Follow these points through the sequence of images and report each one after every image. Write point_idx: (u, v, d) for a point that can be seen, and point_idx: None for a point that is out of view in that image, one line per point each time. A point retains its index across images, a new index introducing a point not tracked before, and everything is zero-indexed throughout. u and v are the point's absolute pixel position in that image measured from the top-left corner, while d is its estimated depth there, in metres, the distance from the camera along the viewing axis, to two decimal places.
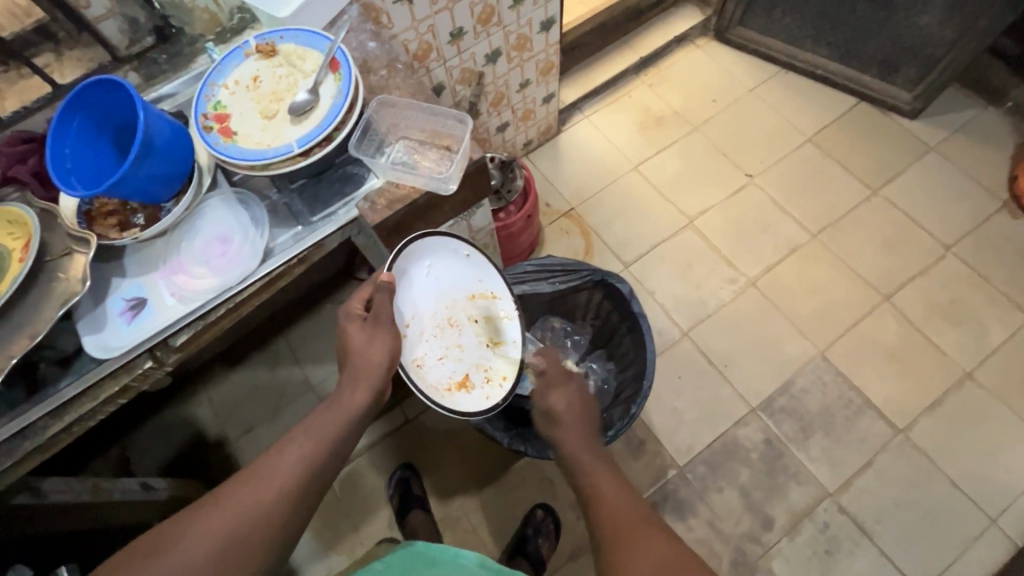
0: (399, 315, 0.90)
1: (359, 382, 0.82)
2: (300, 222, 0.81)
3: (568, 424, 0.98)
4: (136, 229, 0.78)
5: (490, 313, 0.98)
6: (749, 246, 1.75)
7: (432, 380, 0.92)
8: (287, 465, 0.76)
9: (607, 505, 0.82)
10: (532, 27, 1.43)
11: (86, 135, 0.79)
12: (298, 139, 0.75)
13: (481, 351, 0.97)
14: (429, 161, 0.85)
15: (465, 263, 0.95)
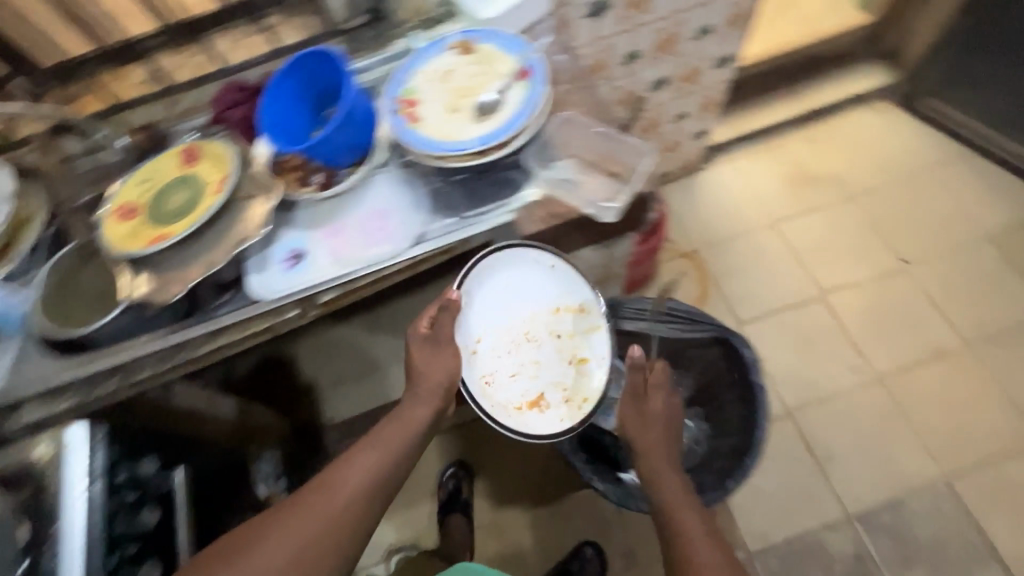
0: (464, 335, 0.88)
1: (426, 398, 0.83)
2: (454, 215, 0.84)
3: (650, 443, 0.89)
4: (313, 188, 0.85)
5: (577, 327, 0.91)
6: (885, 337, 1.57)
7: (502, 399, 0.88)
8: (369, 466, 0.75)
9: (680, 540, 0.75)
10: (707, 61, 1.37)
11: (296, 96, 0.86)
12: (478, 138, 0.77)
13: (562, 369, 0.90)
14: (593, 183, 0.85)
15: (548, 277, 0.90)
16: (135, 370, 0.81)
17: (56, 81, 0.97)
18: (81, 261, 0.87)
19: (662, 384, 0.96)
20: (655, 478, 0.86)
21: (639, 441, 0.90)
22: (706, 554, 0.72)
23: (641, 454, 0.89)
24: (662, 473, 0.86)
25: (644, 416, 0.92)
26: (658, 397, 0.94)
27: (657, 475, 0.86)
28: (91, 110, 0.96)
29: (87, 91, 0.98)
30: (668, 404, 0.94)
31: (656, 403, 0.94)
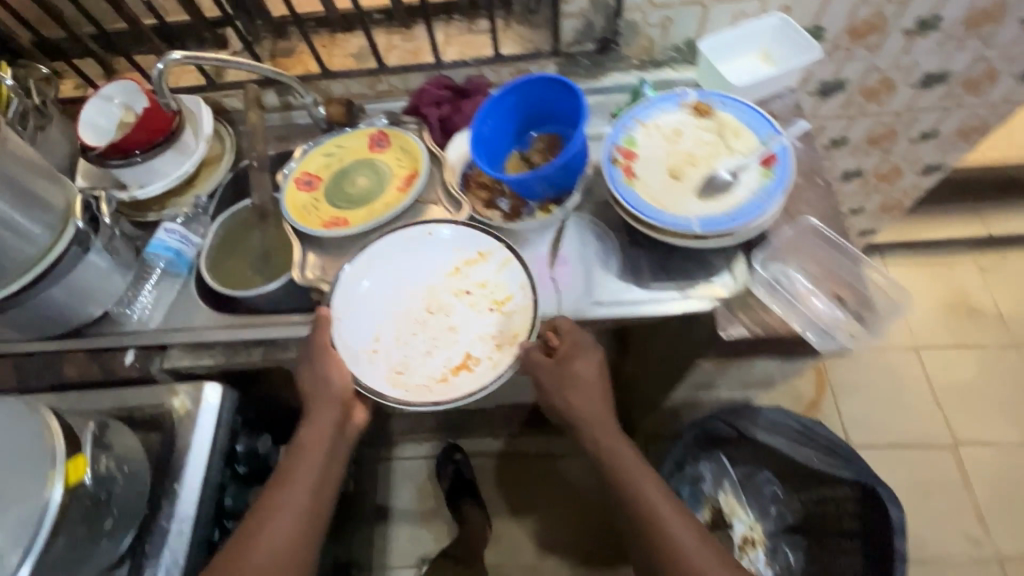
0: (357, 336, 0.75)
1: (323, 417, 0.71)
2: (637, 282, 0.76)
3: (591, 420, 0.72)
4: (499, 214, 0.80)
5: (488, 275, 0.77)
6: (1016, 515, 1.38)
7: (421, 378, 0.74)
8: (291, 512, 0.67)
9: (652, 523, 0.67)
10: (914, 165, 1.23)
11: (512, 114, 0.81)
12: (700, 218, 0.69)
13: (477, 322, 0.76)
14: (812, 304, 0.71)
15: (428, 243, 0.79)
16: (280, 348, 0.78)
17: (273, 33, 0.97)
18: (255, 223, 0.88)
19: (578, 336, 0.72)
20: (610, 456, 0.72)
21: (580, 416, 0.72)
22: (688, 537, 0.66)
23: (585, 428, 0.73)
24: (610, 441, 0.72)
25: (575, 387, 0.71)
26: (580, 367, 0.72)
27: (613, 455, 0.72)
28: (297, 70, 0.95)
29: (297, 50, 0.97)
30: (593, 364, 0.72)
31: (583, 367, 0.72)
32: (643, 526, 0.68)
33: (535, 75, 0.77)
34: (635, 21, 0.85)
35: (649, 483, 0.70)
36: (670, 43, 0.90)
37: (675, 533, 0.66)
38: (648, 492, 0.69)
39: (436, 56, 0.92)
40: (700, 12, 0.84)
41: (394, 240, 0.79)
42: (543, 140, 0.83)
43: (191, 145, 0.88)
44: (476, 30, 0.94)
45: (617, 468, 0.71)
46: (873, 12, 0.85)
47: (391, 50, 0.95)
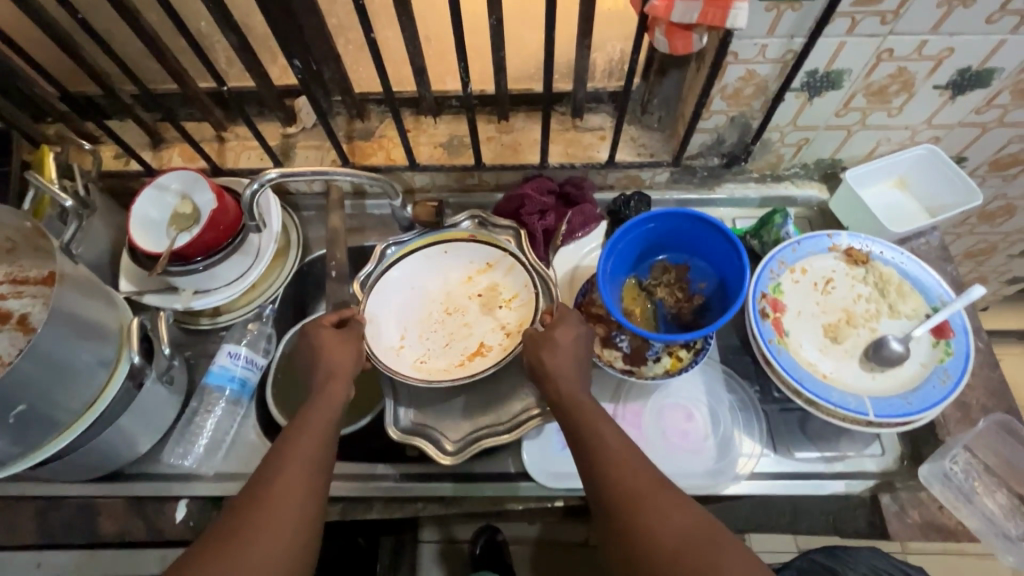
0: (383, 334, 0.72)
1: (334, 371, 0.61)
2: (775, 448, 0.67)
3: (561, 379, 0.59)
4: (619, 357, 0.70)
5: (497, 280, 0.76)
6: None
7: (440, 369, 0.70)
8: (303, 459, 0.54)
9: (627, 497, 0.51)
10: (1001, 276, 1.18)
11: (645, 237, 0.72)
12: (873, 400, 0.61)
13: (491, 319, 0.74)
14: (995, 503, 0.63)
15: (443, 255, 0.78)
16: (363, 508, 0.69)
17: (351, 112, 0.85)
18: None
19: (570, 309, 0.65)
20: (579, 421, 0.56)
21: (553, 376, 0.59)
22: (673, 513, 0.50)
23: (549, 386, 0.59)
24: (579, 393, 0.58)
25: (552, 347, 0.61)
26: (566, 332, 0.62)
27: (581, 418, 0.56)
28: (378, 158, 0.84)
29: (378, 132, 0.86)
30: (579, 334, 0.62)
31: (565, 334, 0.62)
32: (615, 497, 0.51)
33: (679, 210, 0.69)
34: (771, 140, 0.77)
35: (624, 448, 0.54)
36: (799, 161, 0.81)
37: (660, 508, 0.50)
38: (624, 457, 0.53)
39: (540, 157, 0.82)
40: (844, 136, 0.76)
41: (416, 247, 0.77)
42: (672, 270, 0.74)
43: (258, 245, 0.75)
44: (583, 127, 0.84)
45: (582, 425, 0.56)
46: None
47: (487, 142, 0.84)
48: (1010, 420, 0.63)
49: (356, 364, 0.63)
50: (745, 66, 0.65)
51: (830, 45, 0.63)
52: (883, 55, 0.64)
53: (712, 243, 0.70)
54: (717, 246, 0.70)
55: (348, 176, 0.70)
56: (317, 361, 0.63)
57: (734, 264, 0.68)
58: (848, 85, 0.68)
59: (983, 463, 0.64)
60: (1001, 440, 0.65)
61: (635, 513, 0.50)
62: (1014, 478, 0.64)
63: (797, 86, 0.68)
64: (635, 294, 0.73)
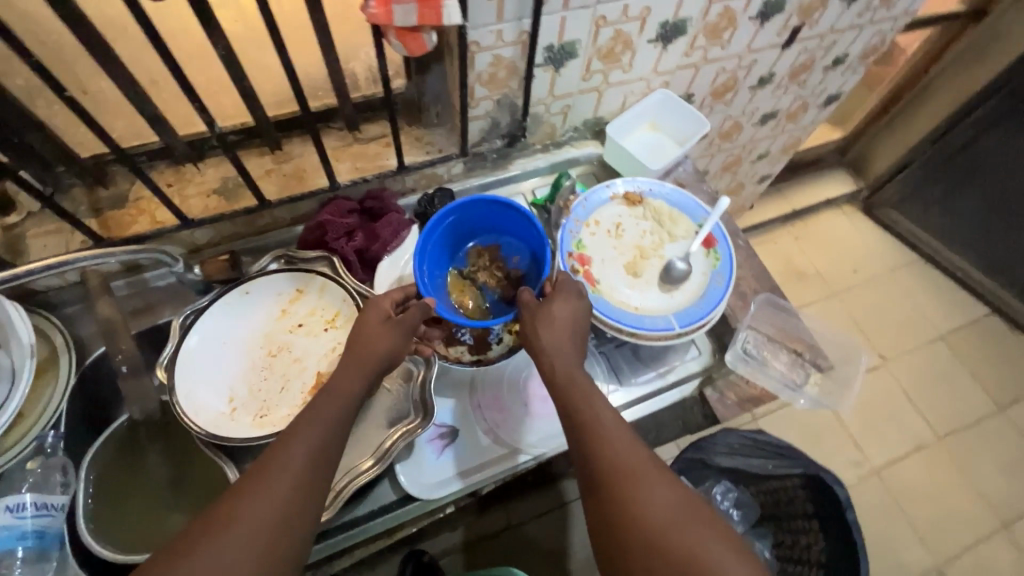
0: (209, 407, 0.64)
1: (356, 359, 0.58)
2: (619, 381, 0.75)
3: (549, 341, 0.61)
4: (465, 349, 0.72)
5: (314, 305, 0.73)
6: (880, 432, 1.71)
7: (288, 413, 0.65)
8: (309, 448, 0.51)
9: (621, 478, 0.51)
10: (752, 178, 1.44)
11: (450, 232, 0.74)
12: (675, 315, 0.71)
13: (321, 344, 0.70)
14: (781, 363, 0.79)
15: (249, 300, 0.72)
16: None
17: (89, 180, 0.73)
18: (149, 438, 0.66)
19: (569, 287, 0.66)
20: (574, 400, 0.58)
21: (546, 345, 0.61)
22: (665, 495, 0.50)
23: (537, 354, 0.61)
24: (570, 364, 0.60)
25: (553, 319, 0.62)
26: (563, 303, 0.64)
27: (576, 396, 0.58)
28: (141, 225, 0.73)
29: (132, 196, 0.75)
30: (577, 309, 0.64)
31: (564, 308, 0.64)
32: (605, 477, 0.52)
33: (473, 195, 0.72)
34: (539, 112, 0.83)
35: (620, 433, 0.55)
36: (570, 126, 0.90)
37: (654, 491, 0.50)
38: (619, 444, 0.54)
39: (329, 178, 0.78)
40: (596, 96, 0.85)
41: (219, 301, 0.70)
42: (485, 253, 0.77)
43: (11, 365, 0.59)
44: (366, 139, 0.82)
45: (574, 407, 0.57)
46: (728, 77, 0.96)
47: (267, 177, 0.78)
48: (773, 297, 0.79)
49: (387, 353, 0.60)
50: (491, 52, 0.69)
51: (554, 21, 0.68)
52: (599, 22, 0.72)
53: (508, 219, 0.74)
54: (513, 221, 0.74)
55: (97, 258, 0.59)
56: (352, 347, 0.59)
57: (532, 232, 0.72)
58: (582, 52, 0.76)
59: (763, 335, 0.80)
60: (771, 314, 0.80)
61: (624, 497, 0.50)
62: (786, 339, 0.81)
63: (541, 61, 0.73)
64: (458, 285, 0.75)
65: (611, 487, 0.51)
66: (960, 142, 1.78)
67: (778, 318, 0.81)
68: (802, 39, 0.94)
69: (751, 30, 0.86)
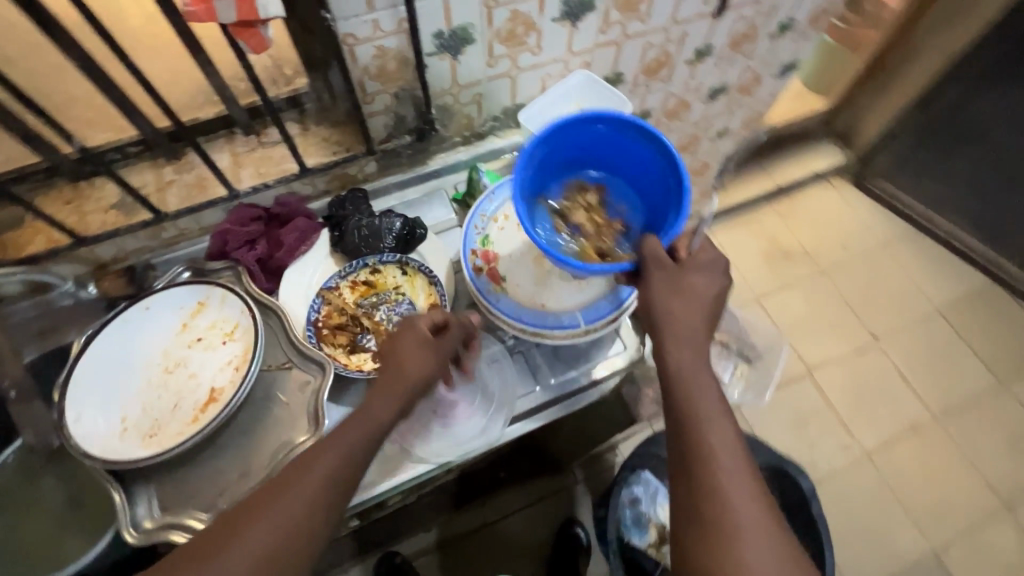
0: (96, 429, 0.62)
1: (395, 382, 0.56)
2: (537, 381, 0.72)
3: (675, 315, 0.57)
4: (368, 355, 0.70)
5: (214, 317, 0.70)
6: (871, 414, 1.64)
7: (177, 432, 0.63)
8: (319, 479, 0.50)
9: (724, 521, 0.49)
10: (717, 157, 1.38)
11: (555, 152, 0.67)
12: (582, 310, 0.68)
13: (217, 358, 0.68)
14: None
15: (150, 316, 0.70)
16: None
17: None
18: (42, 464, 0.65)
19: (715, 257, 0.60)
20: (696, 411, 0.54)
21: (671, 322, 0.57)
22: (762, 554, 0.48)
23: (665, 335, 0.57)
24: (697, 361, 0.56)
25: (682, 294, 0.57)
26: (700, 274, 0.59)
27: (698, 408, 0.54)
28: (37, 245, 0.72)
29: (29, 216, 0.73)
30: (714, 279, 0.59)
31: (698, 280, 0.58)
32: (710, 511, 0.50)
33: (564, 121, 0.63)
34: (446, 104, 0.79)
35: (738, 472, 0.51)
36: (488, 115, 0.85)
37: (752, 545, 0.48)
38: (734, 484, 0.51)
39: (229, 187, 0.76)
40: (510, 82, 0.81)
41: (120, 319, 0.69)
42: (587, 190, 0.72)
43: None
44: (271, 142, 0.79)
45: (698, 424, 0.53)
46: (659, 52, 0.90)
47: (168, 188, 0.76)
48: None
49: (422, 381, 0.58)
50: (371, 44, 0.65)
51: (435, 5, 0.64)
52: (490, 3, 0.67)
53: (627, 153, 0.67)
54: (637, 156, 0.67)
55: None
56: (387, 372, 0.57)
57: (657, 172, 0.66)
58: (480, 37, 0.71)
59: None
60: None
61: (722, 543, 0.48)
62: None
63: (432, 49, 0.69)
64: (364, 285, 0.75)
65: (710, 524, 0.49)
66: (948, 101, 1.70)
67: None
68: (734, 6, 0.88)
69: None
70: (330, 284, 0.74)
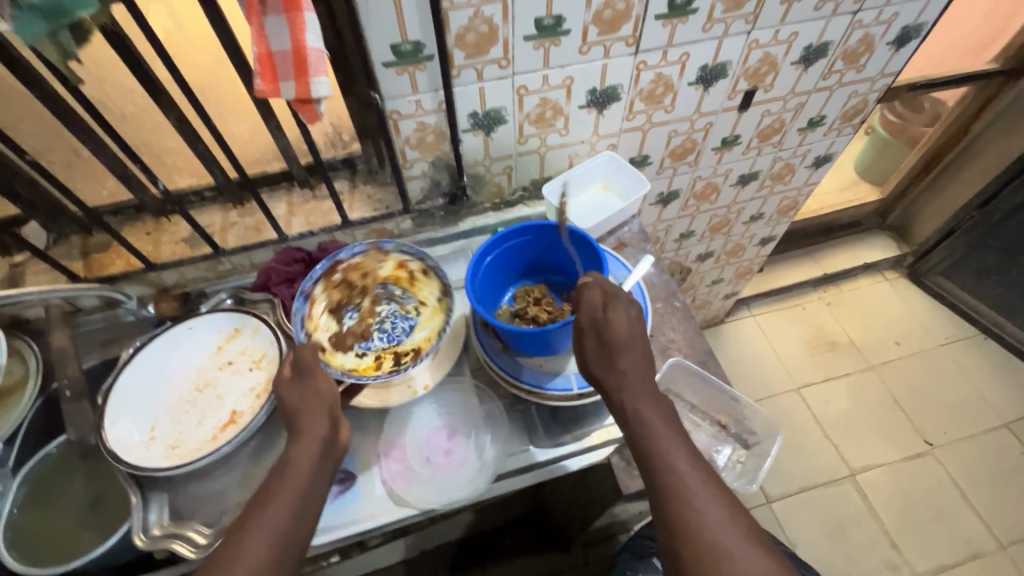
0: (126, 435, 0.69)
1: (311, 430, 0.58)
2: (531, 440, 0.72)
3: (618, 372, 0.59)
4: (339, 326, 0.78)
5: (246, 345, 0.78)
6: (922, 533, 1.47)
7: (196, 447, 0.69)
8: (278, 513, 0.53)
9: (710, 554, 0.50)
10: (752, 240, 1.39)
11: (496, 269, 0.76)
12: (576, 375, 0.72)
13: (241, 383, 0.75)
14: (702, 437, 0.75)
15: (190, 339, 0.78)
16: None
17: (80, 228, 0.85)
18: (77, 460, 0.72)
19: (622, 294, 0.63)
20: (655, 450, 0.56)
21: (614, 379, 0.59)
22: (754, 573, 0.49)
23: (612, 390, 0.59)
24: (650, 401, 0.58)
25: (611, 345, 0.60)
26: (618, 318, 0.61)
27: (657, 448, 0.55)
28: (116, 266, 0.83)
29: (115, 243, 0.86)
30: (630, 318, 0.61)
31: (617, 321, 0.60)
32: (695, 549, 0.51)
33: (493, 239, 0.73)
34: (478, 173, 0.88)
35: (707, 499, 0.53)
36: (517, 186, 0.93)
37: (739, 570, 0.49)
38: (709, 515, 0.52)
39: (279, 231, 0.86)
40: (538, 158, 0.89)
41: (166, 341, 0.77)
42: (533, 289, 0.78)
43: None
44: (323, 196, 0.90)
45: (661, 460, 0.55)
46: (685, 139, 0.96)
47: (229, 229, 0.87)
48: (682, 362, 0.75)
49: (333, 425, 0.60)
50: (413, 119, 0.75)
51: (471, 91, 0.74)
52: (521, 91, 0.76)
53: (553, 248, 0.76)
54: (561, 248, 0.75)
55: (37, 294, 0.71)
56: (291, 426, 0.59)
57: (577, 252, 0.74)
58: (510, 118, 0.80)
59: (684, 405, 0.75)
60: (691, 383, 0.75)
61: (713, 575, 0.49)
62: (714, 411, 0.76)
63: (467, 127, 0.78)
64: (406, 271, 0.82)
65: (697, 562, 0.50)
66: (1010, 207, 1.57)
67: (698, 389, 0.75)
68: (758, 102, 0.93)
69: (695, 95, 0.86)
70: (383, 246, 0.80)
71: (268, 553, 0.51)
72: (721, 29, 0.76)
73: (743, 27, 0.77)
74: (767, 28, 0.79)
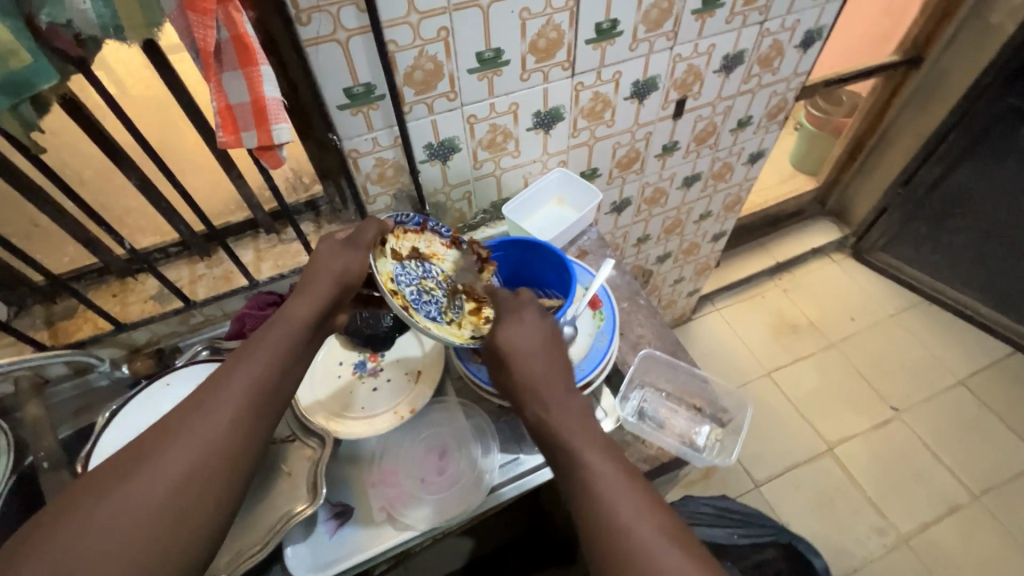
0: None
1: (310, 291, 0.63)
2: (522, 449, 0.75)
3: (529, 373, 0.60)
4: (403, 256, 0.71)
5: None
6: (902, 495, 1.54)
7: None
8: (257, 367, 0.56)
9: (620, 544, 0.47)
10: (705, 237, 1.47)
11: None
12: None
13: None
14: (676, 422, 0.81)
15: (168, 394, 0.75)
16: None
17: (42, 298, 0.84)
18: None
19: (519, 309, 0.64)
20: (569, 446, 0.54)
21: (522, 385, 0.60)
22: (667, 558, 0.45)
23: (527, 396, 0.60)
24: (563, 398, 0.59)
25: (512, 359, 0.61)
26: (511, 333, 0.62)
27: (569, 443, 0.54)
28: (84, 331, 0.82)
29: (80, 308, 0.85)
30: (528, 332, 0.62)
31: (509, 338, 0.62)
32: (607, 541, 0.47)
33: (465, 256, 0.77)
34: (439, 201, 0.92)
35: (621, 489, 0.50)
36: (478, 209, 0.97)
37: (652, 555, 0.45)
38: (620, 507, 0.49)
39: (250, 277, 0.87)
40: (495, 181, 0.94)
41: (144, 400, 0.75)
42: None
43: None
44: (291, 239, 0.92)
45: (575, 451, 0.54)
46: (628, 149, 1.02)
47: (198, 281, 0.88)
48: (652, 353, 0.80)
49: (339, 289, 0.64)
50: (372, 156, 0.79)
51: (425, 124, 0.78)
52: (471, 120, 0.81)
53: (522, 262, 0.81)
54: (529, 261, 0.80)
55: (23, 363, 0.65)
56: (306, 277, 0.64)
57: (545, 264, 0.78)
58: (464, 146, 0.84)
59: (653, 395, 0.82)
60: (658, 373, 0.82)
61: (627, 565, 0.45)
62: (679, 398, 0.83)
63: (424, 157, 0.82)
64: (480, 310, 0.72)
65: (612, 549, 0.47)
66: (930, 181, 1.72)
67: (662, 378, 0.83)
68: (691, 108, 1.00)
69: (632, 108, 0.93)
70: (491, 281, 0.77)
71: (238, 405, 0.53)
72: (646, 47, 0.84)
73: (666, 44, 0.85)
74: (687, 43, 0.87)
